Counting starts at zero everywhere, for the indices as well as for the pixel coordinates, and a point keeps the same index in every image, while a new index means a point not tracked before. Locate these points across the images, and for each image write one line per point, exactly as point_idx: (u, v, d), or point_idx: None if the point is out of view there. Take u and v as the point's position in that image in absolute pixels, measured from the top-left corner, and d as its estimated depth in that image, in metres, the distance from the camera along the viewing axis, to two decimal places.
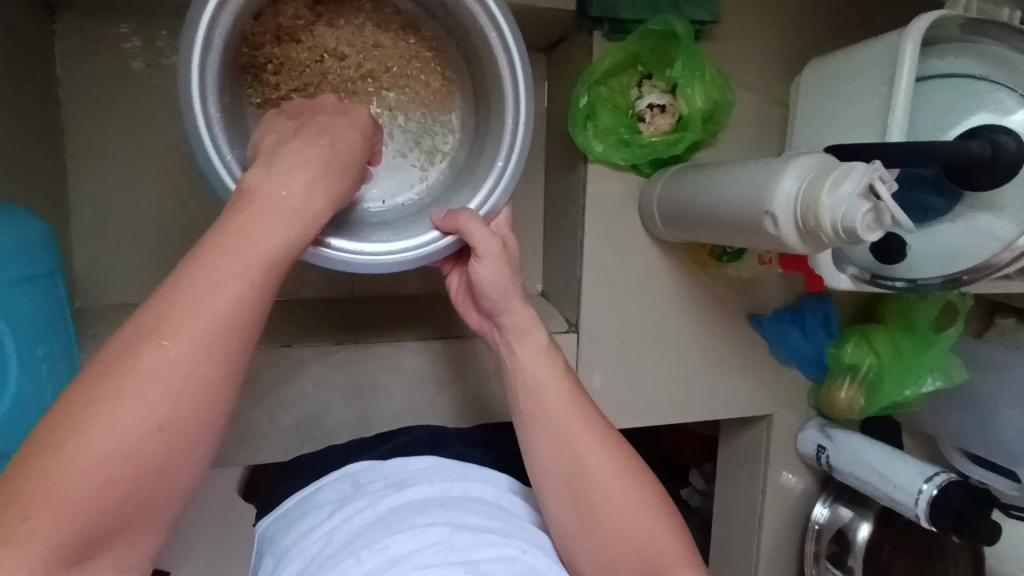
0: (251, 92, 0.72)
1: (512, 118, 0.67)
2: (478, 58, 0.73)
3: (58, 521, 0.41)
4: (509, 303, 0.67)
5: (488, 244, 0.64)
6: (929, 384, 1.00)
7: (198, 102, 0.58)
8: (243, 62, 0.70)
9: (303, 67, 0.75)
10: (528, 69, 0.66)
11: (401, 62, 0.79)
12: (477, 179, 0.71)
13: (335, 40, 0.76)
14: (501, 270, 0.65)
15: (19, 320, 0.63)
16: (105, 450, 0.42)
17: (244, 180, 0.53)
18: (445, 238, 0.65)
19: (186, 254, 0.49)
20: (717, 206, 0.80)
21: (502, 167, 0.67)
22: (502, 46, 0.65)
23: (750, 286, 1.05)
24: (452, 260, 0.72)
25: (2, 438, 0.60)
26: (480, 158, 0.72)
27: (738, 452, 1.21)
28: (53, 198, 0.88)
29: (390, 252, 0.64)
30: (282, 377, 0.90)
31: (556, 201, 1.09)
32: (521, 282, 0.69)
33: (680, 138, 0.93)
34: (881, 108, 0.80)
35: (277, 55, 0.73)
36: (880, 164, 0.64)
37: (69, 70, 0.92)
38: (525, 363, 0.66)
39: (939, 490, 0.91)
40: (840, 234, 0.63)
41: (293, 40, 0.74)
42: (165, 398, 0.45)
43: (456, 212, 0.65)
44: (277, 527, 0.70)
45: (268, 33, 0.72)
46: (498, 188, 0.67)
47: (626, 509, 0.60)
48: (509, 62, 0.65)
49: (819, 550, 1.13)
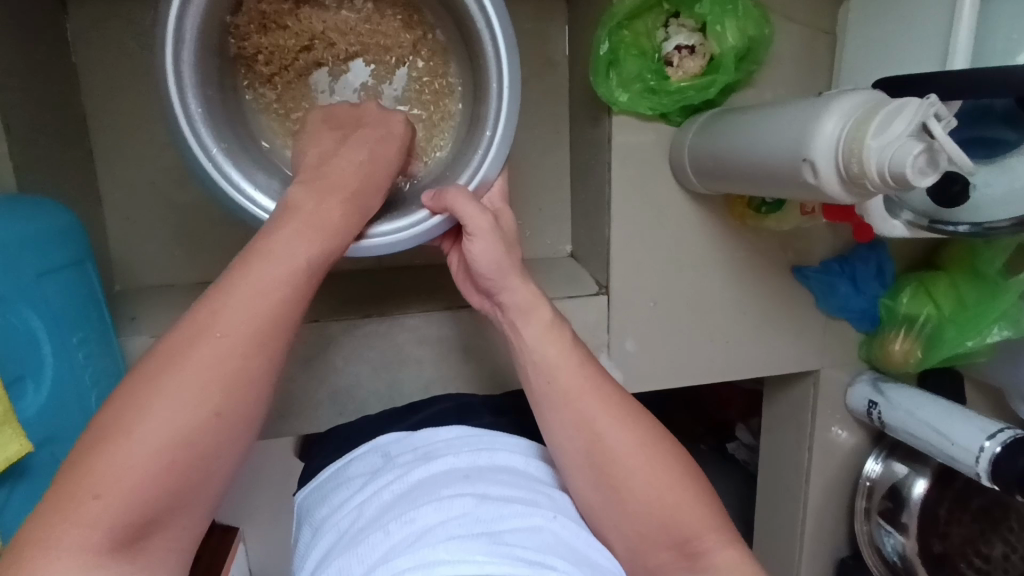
0: (246, 84, 0.76)
1: (496, 83, 0.65)
2: (463, 28, 0.71)
3: (105, 515, 0.43)
4: (507, 282, 0.65)
5: (477, 221, 0.63)
6: (995, 334, 0.91)
7: (176, 95, 0.59)
8: (233, 54, 0.73)
9: (291, 53, 0.78)
10: (509, 29, 0.63)
11: (392, 40, 0.81)
12: (469, 153, 0.70)
13: (322, 24, 0.78)
14: (494, 245, 0.64)
15: (54, 311, 0.66)
16: (162, 436, 0.45)
17: (289, 198, 0.56)
18: (435, 217, 0.65)
19: (235, 258, 0.52)
20: (753, 156, 0.73)
21: (490, 137, 0.66)
22: (478, 6, 0.63)
23: (793, 237, 0.98)
24: (451, 238, 0.71)
25: (54, 429, 0.63)
26: (474, 130, 0.71)
27: (784, 409, 1.17)
28: (82, 184, 0.90)
29: (409, 229, 0.66)
30: (313, 353, 0.91)
31: (582, 156, 1.03)
32: (521, 258, 0.67)
33: (711, 82, 0.86)
34: (944, 32, 0.72)
35: (265, 44, 0.75)
36: (937, 98, 0.58)
37: (84, 56, 0.92)
38: (534, 340, 0.65)
39: (1003, 448, 0.85)
40: (887, 181, 0.56)
41: (279, 26, 0.76)
42: (218, 390, 0.47)
43: (443, 191, 0.64)
44: (314, 498, 0.72)
45: (252, 22, 0.74)
46: (487, 157, 0.66)
47: (651, 483, 0.61)
48: (487, 26, 0.63)
49: (871, 505, 1.10)
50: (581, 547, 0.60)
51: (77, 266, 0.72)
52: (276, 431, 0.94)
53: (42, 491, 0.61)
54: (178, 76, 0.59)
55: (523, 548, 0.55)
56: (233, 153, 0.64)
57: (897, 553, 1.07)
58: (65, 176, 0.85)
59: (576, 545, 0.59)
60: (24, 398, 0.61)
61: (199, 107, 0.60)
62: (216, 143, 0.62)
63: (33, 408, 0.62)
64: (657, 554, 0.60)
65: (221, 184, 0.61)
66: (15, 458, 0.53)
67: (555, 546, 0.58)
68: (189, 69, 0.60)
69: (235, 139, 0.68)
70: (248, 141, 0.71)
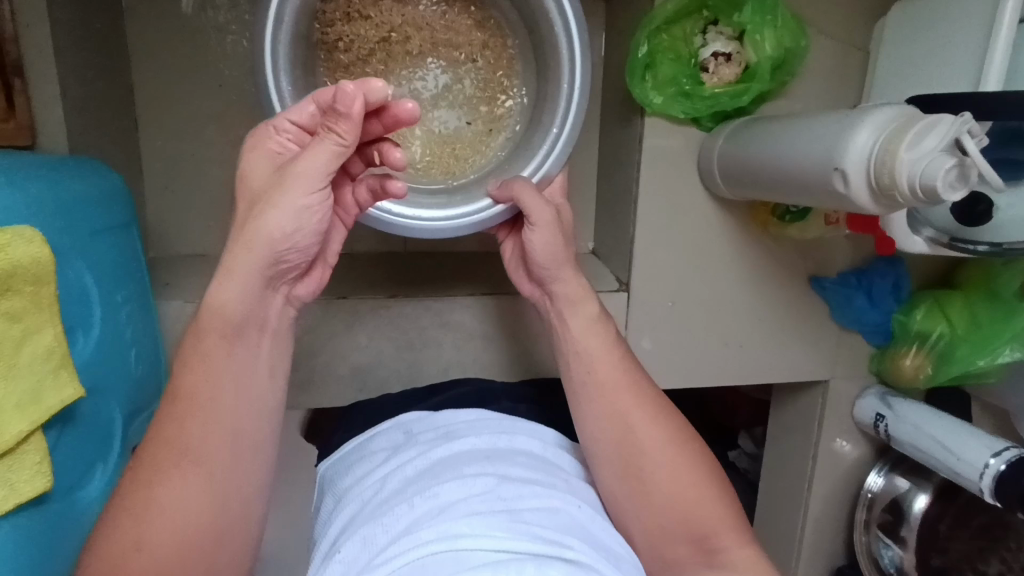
0: (325, 68, 0.79)
1: (567, 83, 0.71)
2: (537, 31, 0.76)
3: (153, 514, 0.52)
4: (562, 272, 0.71)
5: (541, 213, 0.68)
6: (1006, 355, 0.93)
7: (272, 76, 0.65)
8: (316, 38, 0.77)
9: (370, 43, 0.81)
10: (584, 33, 0.70)
11: (463, 38, 0.83)
12: (533, 144, 0.76)
13: (401, 17, 0.81)
14: (553, 237, 0.70)
15: (100, 266, 0.69)
16: (182, 407, 0.55)
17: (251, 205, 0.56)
18: (499, 206, 0.72)
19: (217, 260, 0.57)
20: (782, 163, 0.75)
21: (557, 134, 0.73)
22: (559, 11, 0.69)
23: (815, 247, 1.00)
24: (507, 227, 0.77)
25: (99, 379, 0.66)
26: (536, 125, 0.77)
27: (791, 417, 1.18)
28: (125, 150, 0.93)
29: (446, 219, 0.72)
30: (338, 330, 0.94)
31: (611, 155, 1.05)
32: (573, 251, 0.73)
33: (745, 89, 0.88)
34: (981, 54, 0.73)
35: (347, 32, 0.79)
36: (970, 116, 0.60)
37: (134, 27, 0.95)
38: (579, 331, 0.70)
39: (1008, 465, 0.87)
40: (917, 193, 0.58)
41: (361, 17, 0.80)
42: (212, 363, 0.56)
43: (510, 181, 0.71)
44: (335, 469, 0.75)
45: (338, 11, 0.78)
46: (551, 155, 0.73)
47: (677, 476, 0.65)
48: (564, 29, 0.70)
49: (870, 517, 1.10)
50: (595, 531, 0.62)
51: (121, 229, 0.75)
52: (297, 404, 0.97)
53: (84, 438, 0.63)
54: (276, 64, 0.66)
55: (541, 528, 0.57)
56: None
57: (893, 565, 1.10)
58: (111, 141, 0.88)
59: (591, 528, 0.62)
60: (75, 345, 0.63)
61: (290, 86, 0.66)
62: None
63: (84, 356, 0.64)
64: (674, 548, 0.63)
65: None
66: (69, 401, 0.56)
67: (572, 528, 0.60)
68: (282, 56, 0.66)
69: None
70: None
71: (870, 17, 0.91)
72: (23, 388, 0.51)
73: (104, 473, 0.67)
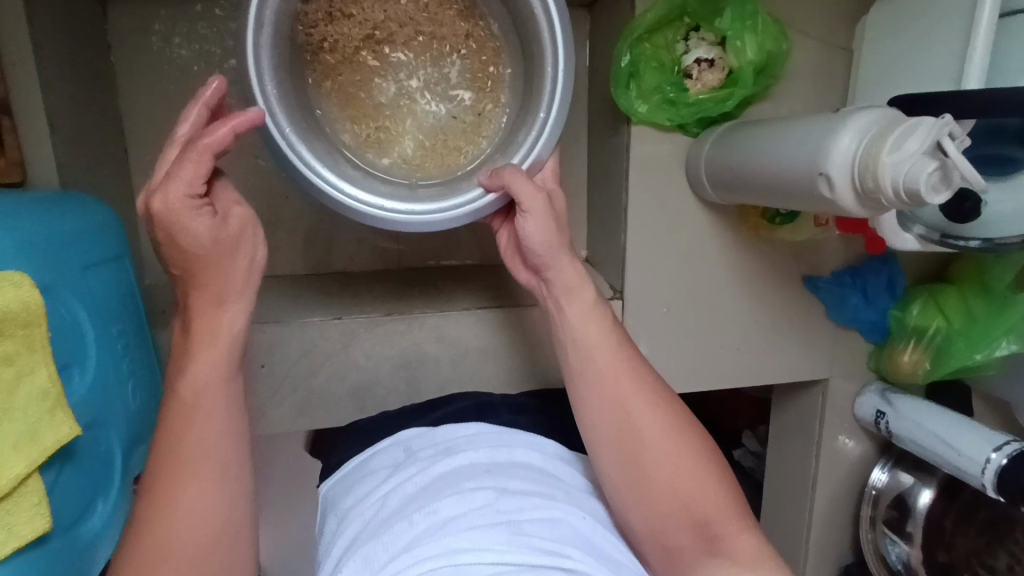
0: (312, 71, 0.80)
1: (551, 66, 0.72)
2: (519, 17, 0.76)
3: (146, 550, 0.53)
4: (558, 260, 0.71)
5: (532, 199, 0.68)
6: (1003, 347, 0.93)
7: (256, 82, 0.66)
8: (301, 41, 0.77)
9: (354, 41, 0.81)
10: (564, 17, 0.70)
11: (447, 30, 0.83)
12: (521, 132, 0.76)
13: (383, 13, 0.81)
14: (546, 225, 0.70)
15: (94, 300, 0.69)
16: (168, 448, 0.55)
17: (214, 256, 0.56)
18: (491, 195, 0.71)
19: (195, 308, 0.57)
20: (770, 167, 0.75)
21: (543, 119, 0.73)
22: None
23: (806, 249, 1.00)
24: (501, 216, 0.77)
25: (96, 411, 0.66)
26: (524, 113, 0.77)
27: (793, 416, 1.18)
28: (118, 180, 0.94)
29: (441, 209, 0.72)
30: (334, 350, 0.94)
31: (600, 164, 1.06)
32: (568, 240, 0.73)
33: (729, 94, 0.88)
34: (962, 53, 0.74)
35: (330, 33, 0.79)
36: (951, 117, 0.60)
37: (121, 58, 0.96)
38: (575, 319, 0.71)
39: (1009, 460, 0.86)
40: (901, 196, 0.58)
41: (344, 15, 0.80)
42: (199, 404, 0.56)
43: (500, 170, 0.70)
44: (337, 490, 0.74)
45: (321, 11, 0.78)
46: (540, 140, 0.73)
47: (677, 470, 0.65)
48: (544, 11, 0.70)
49: (876, 514, 1.10)
50: (597, 541, 0.62)
51: (114, 263, 0.76)
52: (298, 425, 0.97)
53: (84, 475, 0.64)
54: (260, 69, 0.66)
55: (541, 539, 0.58)
56: (324, 155, 0.72)
57: (900, 561, 1.10)
58: (102, 171, 0.89)
59: (593, 539, 0.62)
60: (72, 381, 0.64)
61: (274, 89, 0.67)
62: (289, 122, 0.68)
63: (80, 391, 0.64)
64: (678, 536, 0.64)
65: (310, 174, 0.69)
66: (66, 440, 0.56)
67: (573, 538, 0.61)
68: (264, 59, 0.66)
69: (304, 115, 0.74)
70: (310, 120, 0.76)
71: (852, 16, 0.91)
72: (19, 432, 0.52)
73: (105, 510, 0.67)
